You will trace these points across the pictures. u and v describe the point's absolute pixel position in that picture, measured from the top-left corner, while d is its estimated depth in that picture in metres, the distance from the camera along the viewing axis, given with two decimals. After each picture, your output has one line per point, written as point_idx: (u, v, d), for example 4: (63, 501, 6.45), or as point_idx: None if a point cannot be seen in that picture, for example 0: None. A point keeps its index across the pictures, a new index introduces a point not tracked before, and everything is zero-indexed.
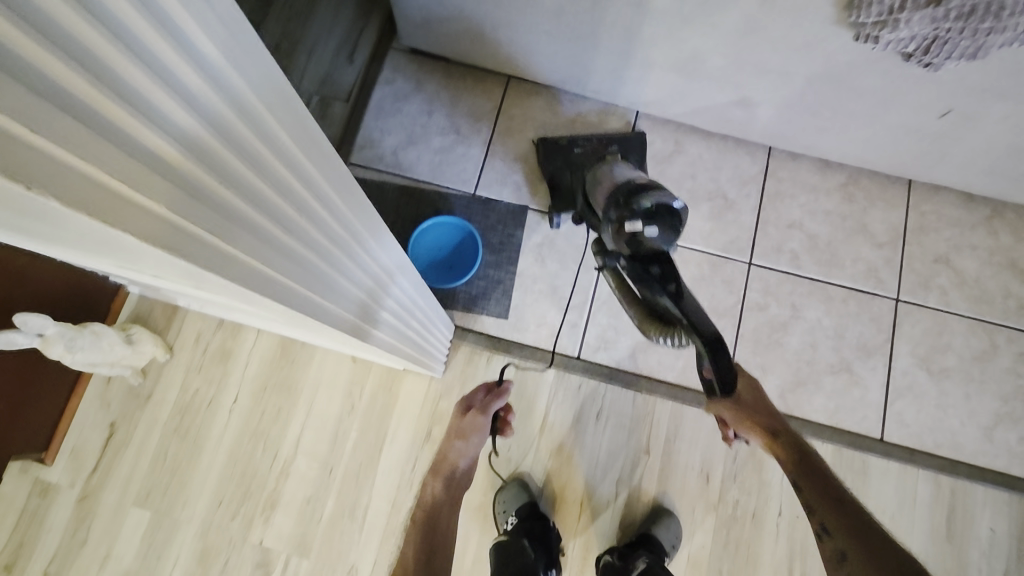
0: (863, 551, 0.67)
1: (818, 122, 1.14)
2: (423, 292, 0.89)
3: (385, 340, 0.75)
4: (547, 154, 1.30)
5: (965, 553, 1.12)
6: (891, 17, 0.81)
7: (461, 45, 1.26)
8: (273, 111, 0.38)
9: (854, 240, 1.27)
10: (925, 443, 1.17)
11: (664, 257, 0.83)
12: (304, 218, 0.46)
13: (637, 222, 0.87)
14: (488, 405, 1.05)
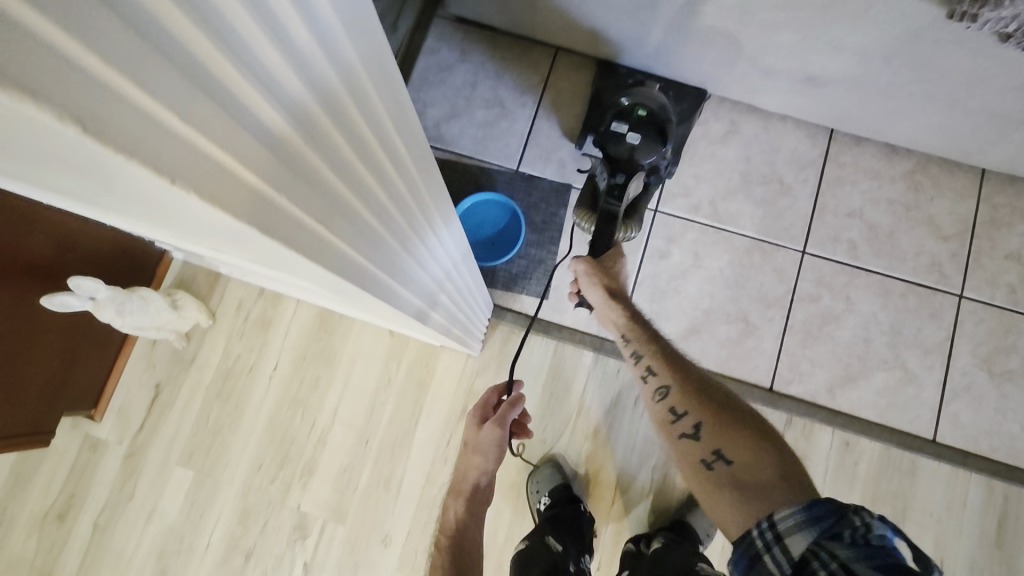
0: (719, 425, 0.70)
1: (889, 104, 1.06)
2: (476, 276, 0.87)
3: (441, 324, 0.74)
4: (601, 76, 1.25)
5: (1015, 561, 1.08)
6: None
7: (509, 14, 1.22)
8: (371, 80, 0.36)
9: (918, 231, 1.20)
10: (980, 447, 1.12)
11: (629, 168, 1.05)
12: (386, 198, 0.43)
13: (622, 127, 1.07)
14: (503, 415, 0.99)
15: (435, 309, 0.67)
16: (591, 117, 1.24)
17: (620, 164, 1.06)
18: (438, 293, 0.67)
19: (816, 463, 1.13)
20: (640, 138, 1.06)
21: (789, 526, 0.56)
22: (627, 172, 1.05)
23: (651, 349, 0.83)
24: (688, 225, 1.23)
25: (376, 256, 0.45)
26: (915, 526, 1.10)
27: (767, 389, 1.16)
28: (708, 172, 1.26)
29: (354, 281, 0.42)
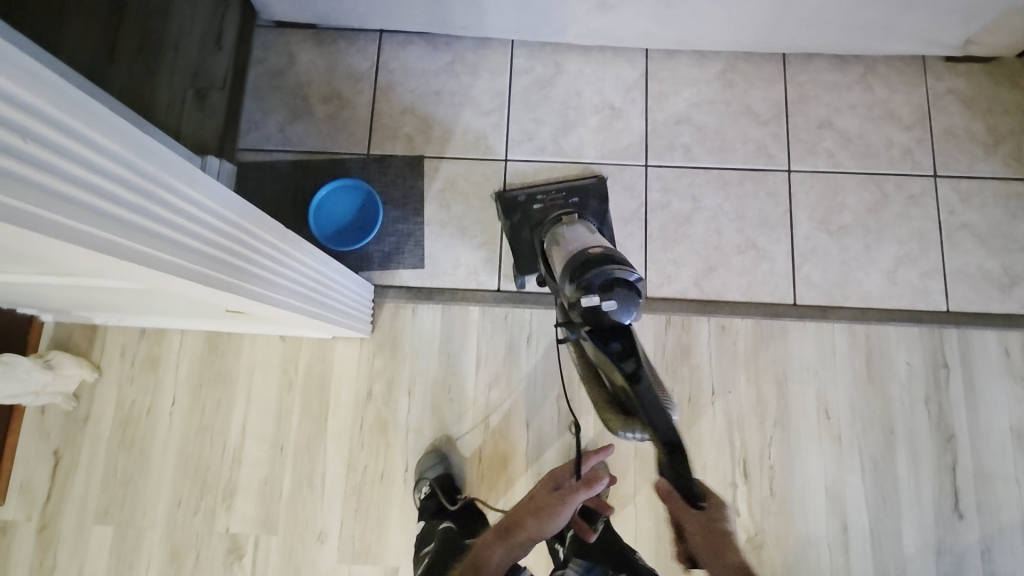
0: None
1: (674, 12, 1.15)
2: (320, 258, 0.97)
3: (288, 303, 0.85)
4: (507, 209, 1.26)
5: (888, 390, 1.19)
6: None
7: (319, 6, 1.24)
8: (55, 88, 0.43)
9: (741, 122, 1.30)
10: (836, 298, 1.23)
11: (625, 334, 0.87)
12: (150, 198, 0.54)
13: (594, 299, 0.86)
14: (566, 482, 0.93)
15: (270, 287, 0.78)
16: (521, 258, 1.23)
17: (611, 334, 0.88)
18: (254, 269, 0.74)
19: (699, 351, 1.22)
20: (615, 301, 0.85)
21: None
22: (625, 339, 0.87)
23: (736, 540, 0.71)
24: (538, 166, 1.30)
25: (164, 244, 0.56)
26: (797, 383, 1.19)
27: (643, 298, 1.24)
28: (546, 114, 1.32)
29: (118, 255, 0.50)
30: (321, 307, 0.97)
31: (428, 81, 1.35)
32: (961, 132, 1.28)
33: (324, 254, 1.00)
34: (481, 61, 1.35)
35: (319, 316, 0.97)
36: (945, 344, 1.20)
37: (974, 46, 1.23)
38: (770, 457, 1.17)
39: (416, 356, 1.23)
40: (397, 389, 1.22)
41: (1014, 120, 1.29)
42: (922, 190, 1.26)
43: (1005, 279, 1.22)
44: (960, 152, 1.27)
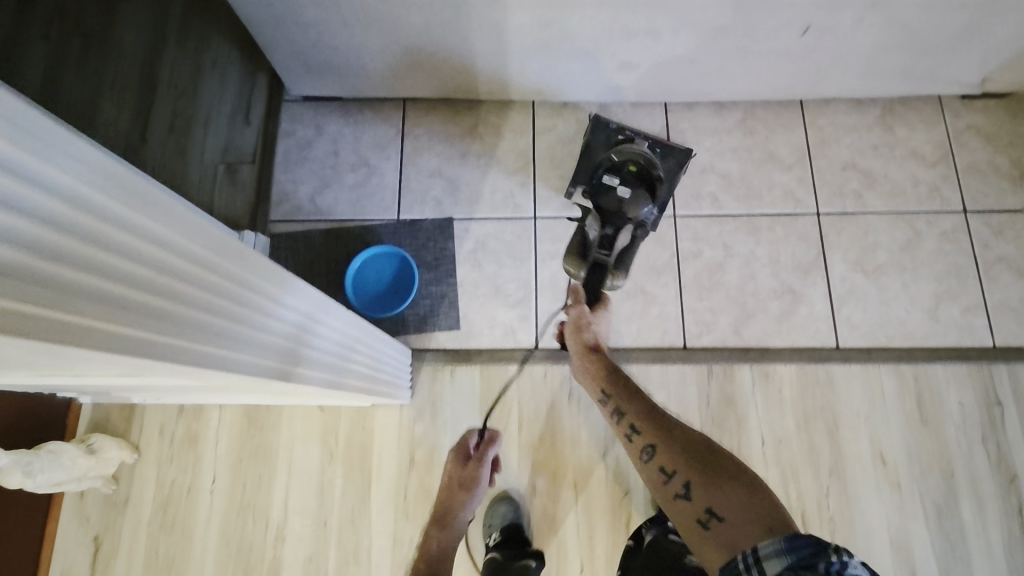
0: (706, 478, 0.73)
1: (695, 68, 1.19)
2: (367, 330, 0.94)
3: (336, 381, 0.81)
4: (593, 129, 1.31)
5: (943, 432, 1.16)
6: None
7: (348, 80, 1.28)
8: (154, 209, 0.44)
9: (765, 168, 1.32)
10: (878, 339, 1.21)
11: (619, 223, 1.17)
12: (218, 294, 0.51)
13: (615, 180, 1.19)
14: (483, 453, 1.16)
15: (322, 367, 0.75)
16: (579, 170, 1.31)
17: (612, 218, 1.18)
18: (319, 354, 0.74)
19: (744, 400, 1.20)
20: (629, 192, 1.18)
21: (768, 551, 0.57)
22: (614, 227, 1.17)
23: (636, 409, 0.90)
24: (568, 222, 1.31)
25: (250, 346, 0.56)
26: (849, 428, 1.17)
27: (682, 348, 1.23)
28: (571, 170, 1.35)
29: (204, 364, 0.49)
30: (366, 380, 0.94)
31: (454, 143, 1.37)
32: (985, 166, 1.30)
33: (370, 327, 0.97)
34: (505, 122, 1.38)
35: (365, 390, 0.93)
36: (997, 381, 1.18)
37: (990, 84, 1.25)
38: (829, 508, 1.13)
39: (457, 420, 1.22)
40: (439, 455, 1.20)
41: None
42: (954, 226, 1.26)
43: None
44: (987, 186, 1.28)
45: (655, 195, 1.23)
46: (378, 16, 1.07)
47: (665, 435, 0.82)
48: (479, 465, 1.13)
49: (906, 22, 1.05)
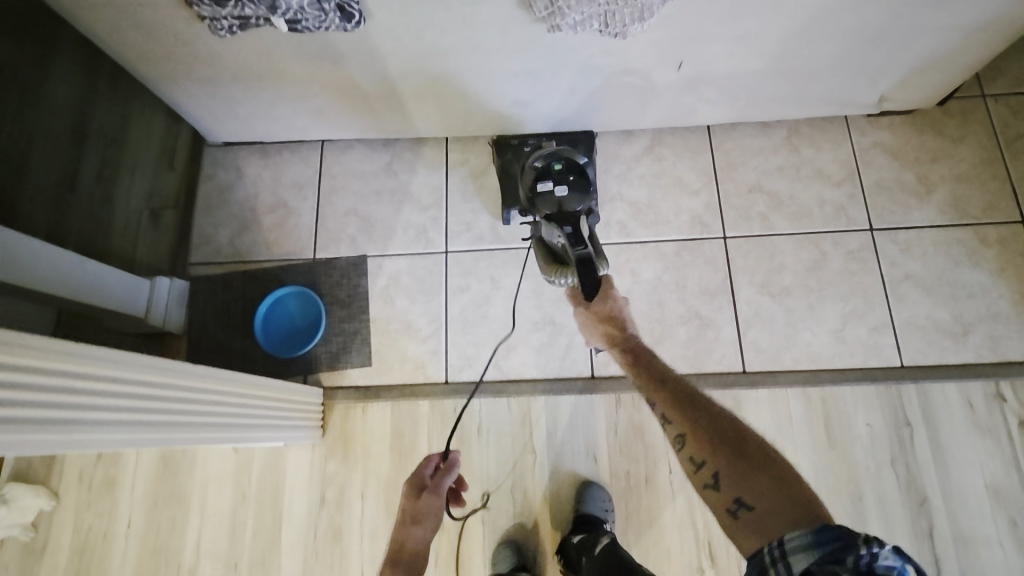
0: (738, 476, 0.64)
1: (588, 102, 1.20)
2: (298, 394, 1.15)
3: (256, 438, 1.01)
4: (500, 152, 1.33)
5: (851, 454, 1.15)
6: (556, 6, 0.87)
7: (256, 127, 1.31)
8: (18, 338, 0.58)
9: (672, 194, 1.33)
10: (785, 362, 1.21)
11: (574, 219, 0.99)
12: (138, 398, 0.73)
13: (548, 184, 1.06)
14: (439, 482, 1.04)
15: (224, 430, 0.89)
16: (507, 194, 1.30)
17: (564, 219, 1.00)
18: (218, 418, 0.88)
19: (652, 429, 1.20)
20: (566, 190, 1.06)
21: (795, 544, 0.55)
22: (573, 222, 0.99)
23: (662, 396, 0.75)
24: (478, 255, 1.33)
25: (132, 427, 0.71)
26: None
27: (590, 377, 1.24)
28: (481, 203, 1.36)
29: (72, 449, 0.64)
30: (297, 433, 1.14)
31: (369, 181, 1.40)
32: (892, 184, 1.29)
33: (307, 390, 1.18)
34: (418, 158, 1.40)
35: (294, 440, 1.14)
36: (904, 401, 1.17)
37: (889, 103, 1.25)
38: None
39: (367, 457, 1.22)
40: (349, 492, 1.21)
41: (943, 167, 1.29)
42: (860, 245, 1.26)
43: (957, 328, 1.20)
44: (893, 204, 1.28)
45: (589, 179, 1.09)
46: (262, 71, 1.10)
47: (696, 421, 0.70)
48: (435, 496, 1.02)
49: (778, 53, 1.05)
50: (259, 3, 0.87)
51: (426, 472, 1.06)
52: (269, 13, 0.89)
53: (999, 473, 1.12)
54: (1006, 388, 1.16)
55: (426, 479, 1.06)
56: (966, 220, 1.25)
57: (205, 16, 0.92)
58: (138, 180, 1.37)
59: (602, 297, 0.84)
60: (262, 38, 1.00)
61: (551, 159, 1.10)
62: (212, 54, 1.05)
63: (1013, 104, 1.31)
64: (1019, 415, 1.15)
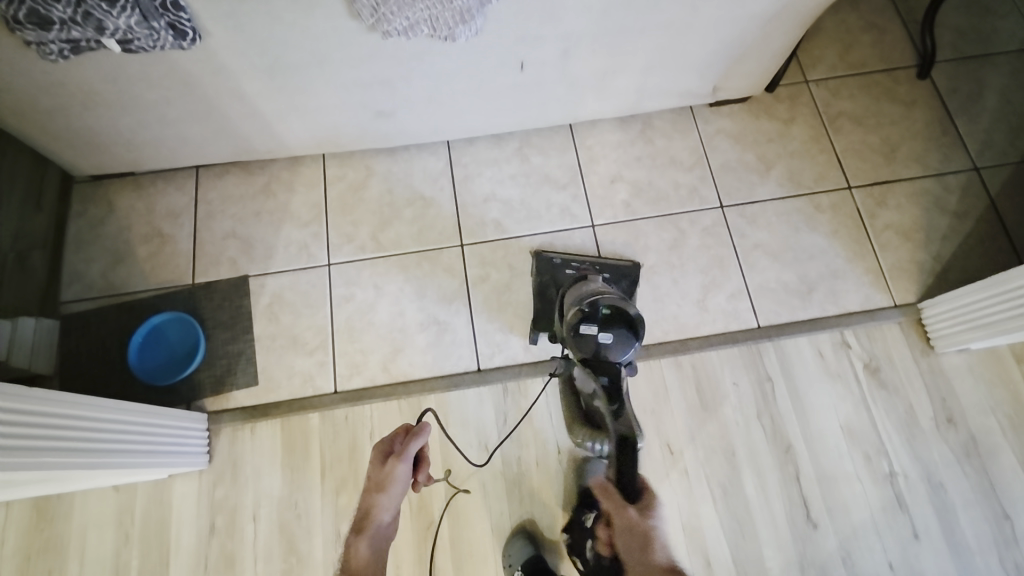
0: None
1: (447, 109, 1.27)
2: (82, 403, 0.92)
3: (17, 459, 0.78)
4: (538, 272, 1.32)
5: (723, 414, 1.23)
6: (379, 14, 0.94)
7: (123, 157, 1.31)
8: None
9: (541, 190, 1.40)
10: (656, 335, 1.29)
11: (614, 368, 1.02)
12: (39, 429, 0.83)
13: (593, 328, 1.04)
14: (405, 448, 0.98)
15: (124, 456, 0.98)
16: (537, 311, 1.29)
17: (601, 366, 1.02)
18: (118, 446, 0.98)
19: (540, 414, 1.24)
20: (611, 336, 1.03)
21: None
22: (613, 374, 1.02)
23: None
24: (361, 265, 1.35)
25: (36, 452, 0.81)
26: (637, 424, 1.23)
27: (476, 370, 1.27)
28: (362, 215, 1.39)
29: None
30: (87, 450, 0.91)
31: (247, 203, 1.40)
32: (736, 164, 1.42)
33: (96, 401, 0.95)
34: (296, 176, 1.42)
35: (86, 460, 0.90)
36: (765, 359, 1.26)
37: (723, 92, 1.39)
38: None
39: (258, 477, 1.20)
40: (241, 516, 1.18)
41: (779, 146, 1.43)
42: (713, 221, 1.37)
43: (803, 287, 1.31)
44: (739, 182, 1.40)
45: (638, 327, 1.04)
46: (113, 95, 1.10)
47: None
48: (396, 466, 0.96)
49: (605, 49, 1.16)
50: (85, 25, 0.89)
51: (394, 441, 1.01)
52: (96, 35, 0.91)
53: (851, 414, 1.23)
54: (851, 336, 1.28)
55: (394, 447, 1.00)
56: (802, 190, 1.39)
57: (30, 41, 0.92)
58: (2, 221, 1.25)
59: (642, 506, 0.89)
60: (102, 62, 1.01)
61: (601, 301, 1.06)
62: (55, 82, 1.05)
63: (831, 87, 1.48)
64: (863, 359, 1.26)
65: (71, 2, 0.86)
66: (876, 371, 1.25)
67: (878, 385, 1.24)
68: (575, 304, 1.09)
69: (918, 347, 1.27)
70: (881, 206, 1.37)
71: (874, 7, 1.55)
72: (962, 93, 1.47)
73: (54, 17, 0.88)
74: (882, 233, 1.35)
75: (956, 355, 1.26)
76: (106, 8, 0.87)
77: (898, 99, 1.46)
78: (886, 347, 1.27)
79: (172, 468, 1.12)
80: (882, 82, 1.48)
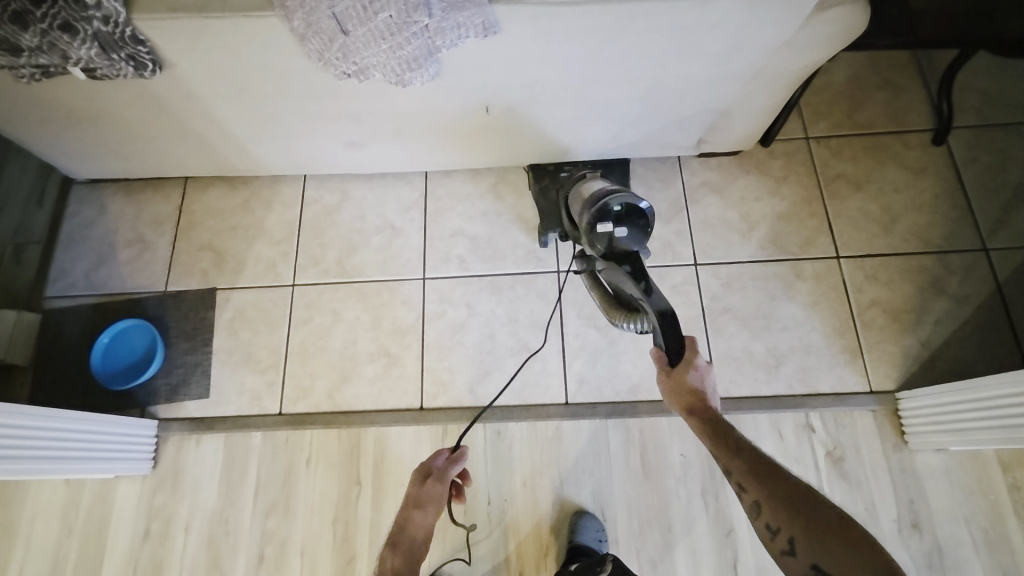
0: (817, 545, 0.66)
1: (418, 143, 1.27)
2: (13, 412, 0.93)
3: None
4: (536, 177, 1.36)
5: (663, 485, 1.17)
6: (326, 58, 0.95)
7: (113, 165, 1.36)
8: None
9: (511, 229, 1.38)
10: (605, 393, 1.24)
11: (633, 255, 0.99)
12: None
13: (609, 224, 1.02)
14: (445, 471, 0.98)
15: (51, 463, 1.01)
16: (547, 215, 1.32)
17: (624, 257, 0.99)
18: (47, 453, 1.00)
19: (475, 459, 1.22)
20: (625, 229, 1.02)
21: None
22: (634, 259, 0.98)
23: (735, 460, 0.77)
24: (323, 289, 1.36)
25: None
26: (572, 484, 1.19)
27: (418, 409, 1.26)
28: (332, 239, 1.41)
29: None
30: (14, 458, 0.94)
31: (226, 218, 1.44)
32: (717, 221, 1.35)
33: (33, 410, 0.97)
34: (275, 195, 1.45)
35: (12, 468, 0.93)
36: None
37: (709, 145, 1.32)
38: (546, 568, 1.16)
39: (195, 490, 1.23)
40: (174, 526, 1.21)
41: (766, 206, 1.35)
42: (684, 279, 1.30)
43: (769, 360, 1.23)
44: (717, 240, 1.33)
45: (650, 217, 1.03)
46: (93, 112, 1.15)
47: (773, 490, 0.73)
48: (438, 480, 0.95)
49: (574, 99, 1.12)
50: (50, 54, 0.94)
51: (436, 462, 1.00)
52: (63, 63, 0.96)
53: None
54: (816, 419, 1.19)
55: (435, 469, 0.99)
56: (784, 255, 1.31)
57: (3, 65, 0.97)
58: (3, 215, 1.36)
59: (685, 363, 0.84)
60: (77, 83, 1.06)
61: (611, 199, 1.02)
62: (38, 98, 1.11)
63: (833, 146, 1.38)
64: (826, 446, 1.17)
65: (37, 33, 0.90)
66: (838, 460, 1.16)
67: (837, 476, 1.16)
68: (587, 206, 1.06)
69: (889, 439, 1.17)
70: (870, 280, 1.27)
71: (894, 62, 1.44)
72: (981, 163, 1.34)
73: (23, 45, 0.92)
74: (867, 309, 1.25)
75: (932, 453, 1.15)
76: (68, 40, 0.90)
77: (906, 164, 1.35)
78: (854, 435, 1.17)
79: (108, 471, 1.15)
80: (891, 145, 1.37)
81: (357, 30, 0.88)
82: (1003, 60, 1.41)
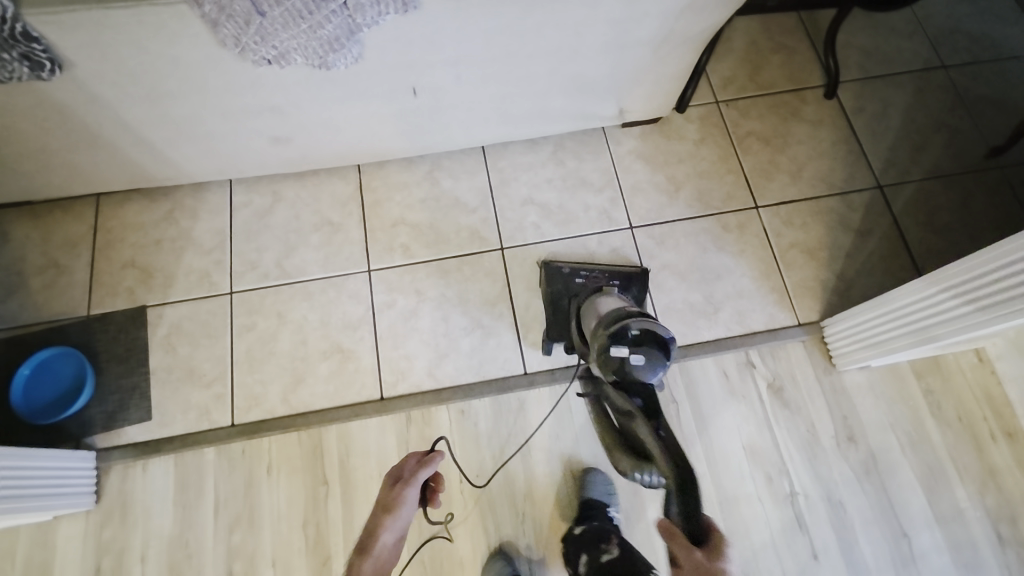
0: None
1: (348, 134, 1.26)
2: None
3: None
4: (549, 279, 1.30)
5: None
6: (242, 43, 0.93)
7: (13, 187, 1.26)
8: None
9: (451, 214, 1.39)
10: (562, 359, 1.28)
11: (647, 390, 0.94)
12: None
13: (624, 350, 0.93)
14: (416, 473, 0.95)
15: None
16: (554, 326, 1.26)
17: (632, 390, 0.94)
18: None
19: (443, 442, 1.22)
20: (642, 356, 0.92)
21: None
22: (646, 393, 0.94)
23: None
24: (264, 292, 1.32)
25: None
26: (541, 451, 1.22)
27: (379, 399, 1.24)
28: (267, 241, 1.37)
29: None
30: None
31: (149, 232, 1.37)
32: (646, 185, 1.42)
33: None
34: (200, 203, 1.39)
35: None
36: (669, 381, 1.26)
37: (630, 114, 1.39)
38: (524, 536, 1.17)
39: (148, 517, 1.16)
40: (128, 559, 1.13)
41: (688, 167, 1.44)
42: (622, 242, 1.37)
43: (708, 308, 1.31)
44: (648, 203, 1.40)
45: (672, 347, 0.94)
46: None
47: None
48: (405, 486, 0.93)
49: (497, 76, 1.16)
50: None
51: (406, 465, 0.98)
52: None
53: (755, 434, 1.23)
54: (755, 355, 1.28)
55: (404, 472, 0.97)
56: (710, 211, 1.40)
57: None
58: None
59: None
60: None
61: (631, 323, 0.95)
62: None
63: (741, 107, 1.50)
64: (767, 378, 1.26)
65: None
66: (779, 390, 1.26)
67: (780, 404, 1.25)
68: (606, 327, 0.99)
69: (820, 365, 1.28)
70: (786, 224, 1.39)
71: (784, 27, 1.58)
72: (867, 112, 1.49)
73: None
74: (787, 251, 1.36)
75: (858, 372, 1.27)
76: None
77: (805, 119, 1.48)
78: (790, 366, 1.27)
79: (45, 510, 1.05)
80: (790, 102, 1.50)
81: (273, 10, 0.87)
82: (875, 20, 1.58)
